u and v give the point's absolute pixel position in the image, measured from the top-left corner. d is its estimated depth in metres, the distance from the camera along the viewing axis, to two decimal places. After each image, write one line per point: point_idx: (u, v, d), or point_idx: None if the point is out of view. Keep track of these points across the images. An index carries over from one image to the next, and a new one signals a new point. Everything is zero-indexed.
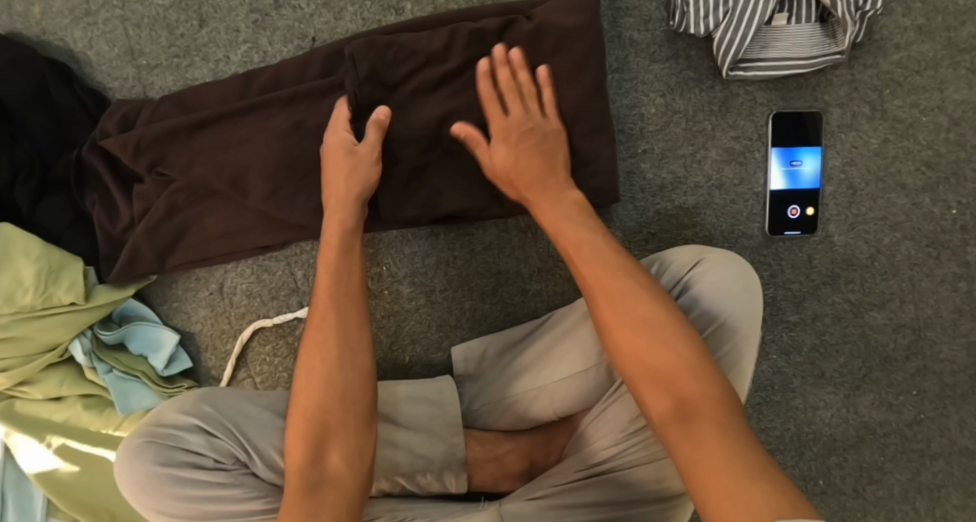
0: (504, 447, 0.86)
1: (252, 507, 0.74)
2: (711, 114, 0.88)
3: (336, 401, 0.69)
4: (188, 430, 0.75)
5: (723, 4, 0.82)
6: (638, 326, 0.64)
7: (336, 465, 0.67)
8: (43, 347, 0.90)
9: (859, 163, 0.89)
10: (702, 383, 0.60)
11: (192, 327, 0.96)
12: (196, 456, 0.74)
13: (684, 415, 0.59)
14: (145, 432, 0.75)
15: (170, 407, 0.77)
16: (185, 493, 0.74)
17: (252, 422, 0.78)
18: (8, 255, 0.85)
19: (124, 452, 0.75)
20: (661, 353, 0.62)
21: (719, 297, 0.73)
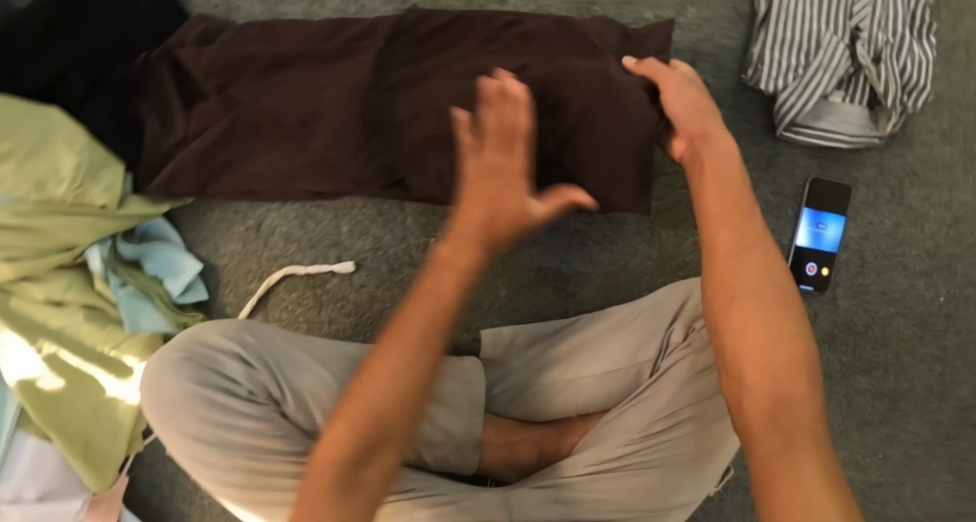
0: (517, 436, 0.88)
1: (274, 444, 0.76)
2: (758, 167, 0.95)
3: (396, 395, 0.58)
4: (229, 357, 0.79)
5: (794, 70, 0.89)
6: (772, 311, 0.62)
7: (372, 475, 0.58)
8: (60, 246, 0.86)
9: (872, 239, 0.97)
10: (808, 390, 0.59)
11: (217, 260, 0.93)
12: (233, 384, 0.78)
13: (781, 421, 0.57)
14: (184, 348, 0.78)
15: (212, 329, 0.80)
16: (215, 418, 0.76)
17: (289, 361, 0.82)
18: (50, 141, 0.82)
19: (160, 366, 0.78)
20: (781, 344, 0.60)
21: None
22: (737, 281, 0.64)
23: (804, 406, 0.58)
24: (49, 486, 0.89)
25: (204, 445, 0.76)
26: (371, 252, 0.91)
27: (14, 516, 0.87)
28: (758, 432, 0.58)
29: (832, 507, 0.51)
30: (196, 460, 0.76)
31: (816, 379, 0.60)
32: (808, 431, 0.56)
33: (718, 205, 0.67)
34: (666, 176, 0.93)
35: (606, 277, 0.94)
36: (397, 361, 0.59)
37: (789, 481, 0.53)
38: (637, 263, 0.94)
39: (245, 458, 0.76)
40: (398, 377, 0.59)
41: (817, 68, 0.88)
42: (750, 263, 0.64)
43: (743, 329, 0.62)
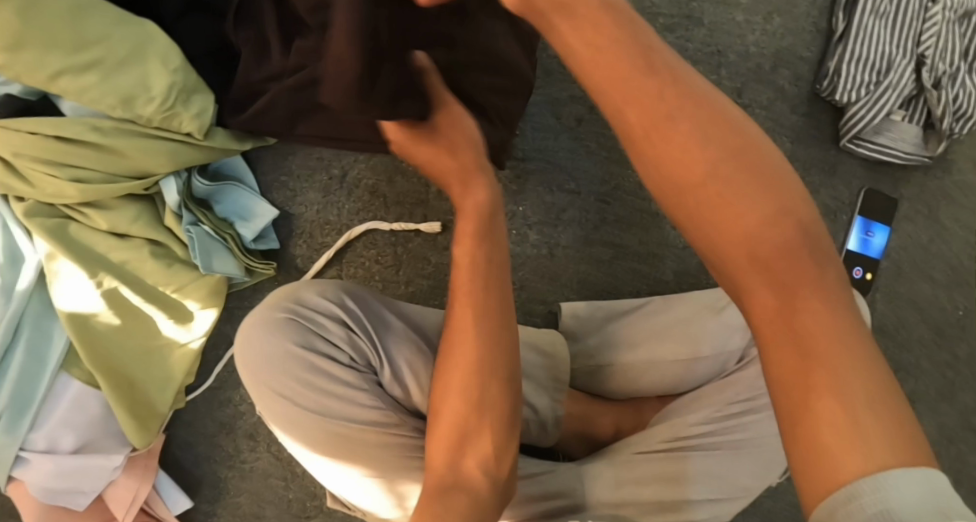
0: (595, 408, 0.89)
1: (372, 415, 0.73)
2: (821, 173, 0.98)
3: (472, 408, 0.67)
4: (329, 318, 0.74)
5: (867, 86, 0.93)
6: (749, 192, 0.46)
7: (470, 475, 0.66)
8: (134, 172, 0.79)
9: (908, 250, 1.03)
10: (832, 307, 0.43)
11: (293, 208, 0.88)
12: (332, 349, 0.73)
13: (800, 341, 0.43)
14: (286, 308, 0.74)
15: (314, 290, 0.76)
16: (313, 382, 0.72)
17: (387, 328, 0.76)
18: (144, 53, 0.76)
19: (260, 324, 0.74)
20: (772, 225, 0.45)
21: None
22: (686, 157, 0.47)
23: (819, 314, 0.43)
24: (89, 436, 0.80)
25: (305, 410, 0.73)
26: (457, 214, 0.88)
27: (47, 466, 0.78)
28: (788, 363, 0.43)
29: (893, 449, 0.39)
30: (295, 425, 0.73)
31: (844, 301, 0.44)
32: (845, 357, 0.42)
33: (593, 59, 0.48)
34: None
35: (679, 261, 0.93)
36: (464, 382, 0.67)
37: (847, 429, 0.40)
38: None
39: (346, 426, 0.72)
40: (471, 393, 0.67)
41: (887, 88, 0.92)
42: (683, 133, 0.47)
43: (710, 235, 0.46)
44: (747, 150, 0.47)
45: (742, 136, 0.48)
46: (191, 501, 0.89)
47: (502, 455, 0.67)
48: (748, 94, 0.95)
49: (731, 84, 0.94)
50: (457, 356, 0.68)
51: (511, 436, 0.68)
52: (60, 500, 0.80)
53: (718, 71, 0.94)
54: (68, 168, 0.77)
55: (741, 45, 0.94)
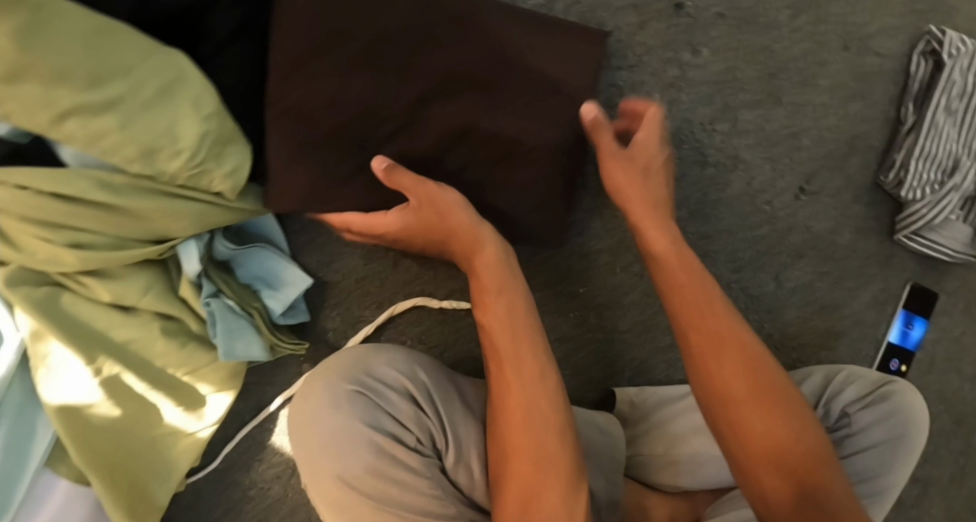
0: (650, 499, 0.80)
1: (437, 509, 0.62)
2: (877, 265, 0.95)
3: (545, 467, 0.61)
4: (398, 395, 0.65)
5: (932, 185, 0.90)
6: (764, 392, 0.63)
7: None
8: (149, 236, 0.65)
9: (942, 343, 1.03)
10: (796, 437, 0.62)
11: (328, 275, 0.76)
12: (400, 429, 0.64)
13: (808, 492, 0.60)
14: (353, 379, 0.64)
15: (378, 357, 0.67)
16: (378, 466, 0.62)
17: (459, 409, 0.67)
18: (172, 98, 0.62)
19: (323, 391, 0.64)
20: (749, 394, 0.63)
21: (899, 423, 0.79)
22: (723, 383, 0.64)
23: (761, 417, 0.62)
24: None
25: (363, 497, 0.62)
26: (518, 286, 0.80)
27: None
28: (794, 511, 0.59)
29: None
30: (346, 509, 0.62)
31: (791, 430, 0.62)
32: (829, 484, 0.60)
33: (675, 285, 0.69)
34: (803, 258, 0.91)
35: None
36: (523, 442, 0.62)
37: None
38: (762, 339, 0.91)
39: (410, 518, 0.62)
40: (533, 450, 0.62)
41: (950, 189, 0.90)
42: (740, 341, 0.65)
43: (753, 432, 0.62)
44: (751, 354, 0.65)
45: (725, 339, 0.65)
46: None
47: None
48: (817, 182, 0.90)
49: (802, 169, 0.89)
50: (514, 414, 0.63)
51: (581, 503, 0.61)
52: None
53: (792, 154, 0.88)
54: (66, 230, 0.62)
55: (818, 129, 0.89)
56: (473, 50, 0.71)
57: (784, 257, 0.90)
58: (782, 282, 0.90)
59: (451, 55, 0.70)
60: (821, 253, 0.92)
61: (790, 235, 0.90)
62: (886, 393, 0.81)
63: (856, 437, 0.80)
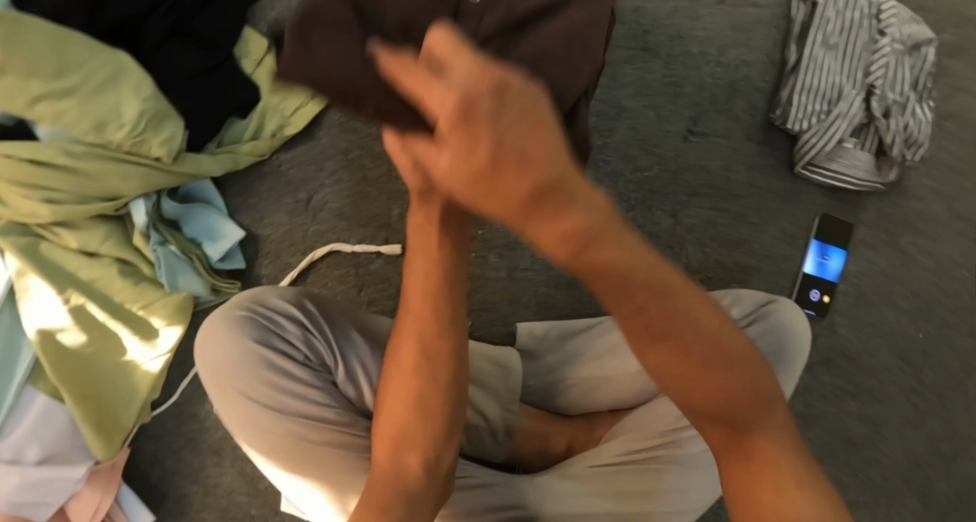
0: (552, 427, 0.90)
1: (324, 414, 0.73)
2: (780, 200, 1.03)
3: (429, 419, 0.65)
4: (288, 319, 0.74)
5: (816, 115, 0.99)
6: (709, 310, 0.52)
7: (411, 476, 0.64)
8: (104, 194, 0.82)
9: (867, 275, 1.07)
10: (744, 373, 0.53)
11: (260, 230, 0.91)
12: (289, 348, 0.74)
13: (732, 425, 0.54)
14: (247, 307, 0.74)
15: (274, 291, 0.76)
16: (270, 379, 0.72)
17: (345, 332, 0.76)
18: (118, 83, 0.80)
19: (221, 321, 0.73)
20: (709, 312, 0.52)
21: (779, 337, 0.86)
22: (693, 346, 0.51)
23: (718, 366, 0.53)
24: (54, 448, 0.82)
25: (259, 407, 0.72)
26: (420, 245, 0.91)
27: (11, 477, 0.80)
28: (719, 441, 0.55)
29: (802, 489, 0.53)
30: (248, 422, 0.72)
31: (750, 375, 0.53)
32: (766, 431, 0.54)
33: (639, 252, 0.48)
34: (698, 196, 1.00)
35: None
36: (404, 395, 0.66)
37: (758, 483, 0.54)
38: None
39: (302, 424, 0.72)
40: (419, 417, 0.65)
41: (837, 116, 0.98)
42: (702, 311, 0.51)
43: (713, 394, 0.53)
44: (718, 309, 0.53)
45: (669, 281, 0.49)
46: (152, 515, 0.91)
47: (444, 453, 0.66)
48: (703, 124, 1.00)
49: (687, 113, 0.99)
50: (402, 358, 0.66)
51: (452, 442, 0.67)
52: (23, 510, 0.82)
53: (674, 101, 0.99)
54: (40, 190, 0.80)
55: (697, 76, 1.00)
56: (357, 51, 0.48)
57: (678, 195, 0.99)
58: (680, 219, 0.99)
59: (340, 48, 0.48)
60: (718, 191, 1.00)
61: (681, 174, 0.99)
62: (764, 311, 0.89)
63: None
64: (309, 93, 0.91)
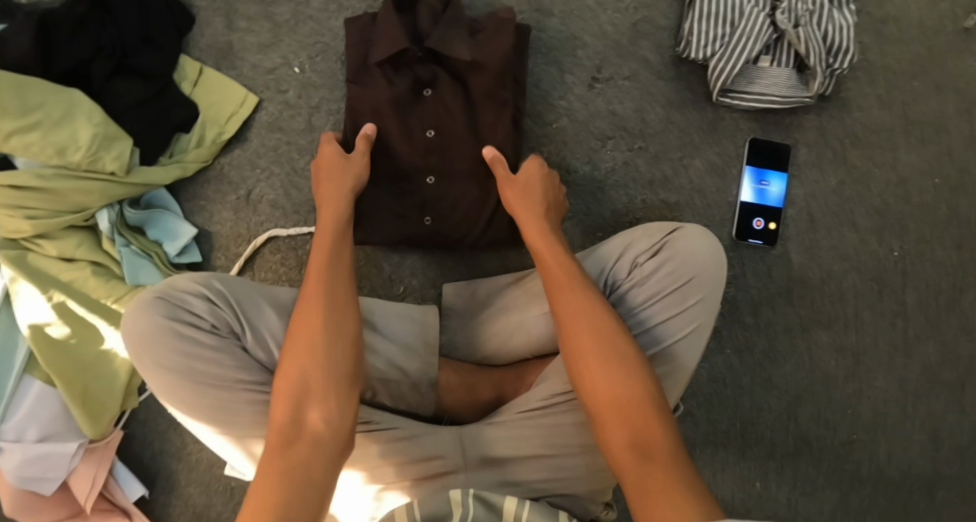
0: (478, 376, 0.95)
1: (235, 375, 0.84)
2: (701, 131, 1.03)
3: (332, 384, 0.75)
4: (194, 296, 0.85)
5: (720, 39, 0.99)
6: (599, 310, 0.78)
7: (313, 428, 0.72)
8: (73, 208, 0.98)
9: (817, 198, 1.03)
10: (636, 375, 0.74)
11: (211, 227, 1.04)
12: (196, 320, 0.84)
13: (632, 426, 0.70)
14: (158, 290, 0.85)
15: (184, 274, 0.87)
16: (181, 348, 0.83)
17: (251, 303, 0.87)
18: (73, 115, 0.96)
19: (138, 304, 0.85)
20: (595, 314, 0.78)
21: (686, 264, 0.90)
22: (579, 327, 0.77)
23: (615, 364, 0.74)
24: (50, 429, 0.97)
25: (175, 374, 0.83)
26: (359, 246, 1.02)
27: (15, 455, 0.95)
28: (618, 440, 0.70)
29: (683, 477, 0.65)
30: (170, 389, 0.84)
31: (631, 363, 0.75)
32: (645, 413, 0.71)
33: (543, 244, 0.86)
34: (613, 140, 1.02)
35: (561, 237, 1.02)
36: (302, 364, 0.76)
37: (646, 478, 0.66)
38: (591, 221, 1.02)
39: (215, 386, 0.83)
40: (320, 380, 0.75)
41: (741, 36, 0.98)
42: (594, 303, 0.79)
43: (591, 366, 0.75)
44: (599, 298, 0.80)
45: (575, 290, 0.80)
46: (143, 488, 1.04)
47: (342, 414, 0.74)
48: (607, 70, 1.03)
49: (590, 63, 1.03)
50: (304, 324, 0.78)
51: (350, 402, 0.75)
52: (30, 484, 0.96)
53: (575, 52, 1.03)
54: (22, 209, 0.95)
55: (595, 26, 1.04)
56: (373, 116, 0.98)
57: (592, 142, 1.02)
58: (597, 165, 1.02)
59: (374, 115, 0.98)
60: (632, 131, 1.02)
61: (594, 121, 1.03)
62: (670, 239, 0.92)
63: (652, 282, 0.90)
64: (239, 101, 1.03)
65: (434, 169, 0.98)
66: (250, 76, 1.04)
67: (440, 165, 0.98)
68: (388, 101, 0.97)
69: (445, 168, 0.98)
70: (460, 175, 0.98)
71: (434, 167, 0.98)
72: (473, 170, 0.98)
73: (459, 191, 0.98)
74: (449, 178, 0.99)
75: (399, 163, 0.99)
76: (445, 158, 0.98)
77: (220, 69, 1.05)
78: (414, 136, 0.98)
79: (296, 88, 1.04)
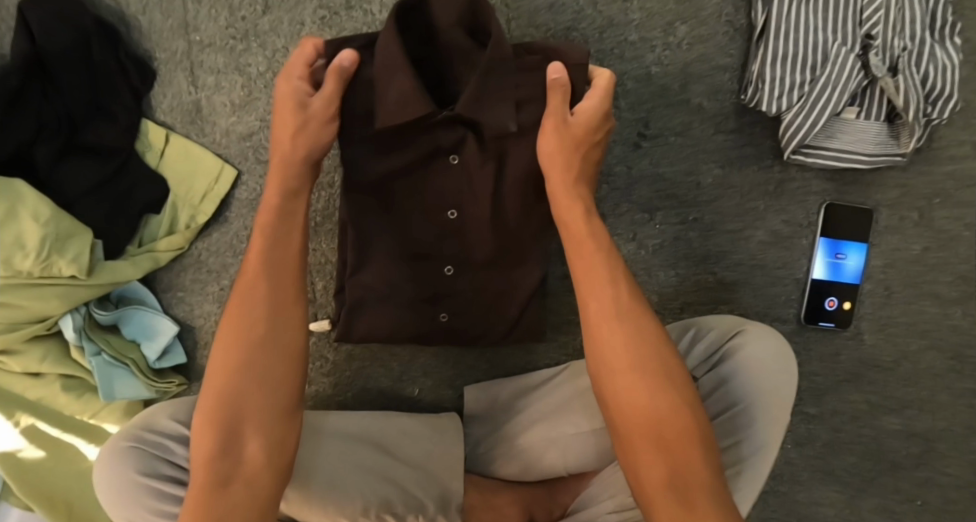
0: (504, 497, 0.82)
1: None
2: (766, 195, 0.87)
3: (276, 402, 0.64)
4: (175, 441, 0.74)
5: (799, 88, 0.81)
6: (627, 310, 0.66)
7: (254, 462, 0.63)
8: (34, 318, 0.83)
9: (898, 267, 0.89)
10: (669, 391, 0.63)
11: (193, 322, 0.91)
12: (180, 470, 0.72)
13: (672, 473, 0.60)
14: (131, 436, 0.72)
15: (161, 413, 0.75)
16: (164, 508, 0.70)
17: None
18: (14, 213, 0.79)
19: (107, 455, 0.72)
20: (624, 313, 0.66)
21: (750, 376, 0.74)
22: (603, 323, 0.65)
23: (637, 377, 0.63)
24: None
25: None
26: (350, 335, 0.84)
27: None
28: (651, 488, 0.60)
29: None
30: None
31: (659, 373, 0.64)
32: (677, 437, 0.61)
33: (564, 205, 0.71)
34: (661, 212, 0.87)
35: None
36: (243, 376, 0.64)
37: None
38: None
39: None
40: (261, 399, 0.64)
41: (824, 85, 0.80)
42: (618, 298, 0.66)
43: (611, 371, 0.64)
44: (625, 293, 0.67)
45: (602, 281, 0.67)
46: None
47: (286, 440, 0.65)
48: (655, 123, 0.86)
49: (632, 115, 0.86)
50: (252, 324, 0.65)
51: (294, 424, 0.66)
52: None
53: (615, 102, 0.86)
54: None
55: (639, 68, 0.85)
56: (378, 182, 0.79)
57: (635, 215, 0.87)
58: (642, 242, 0.87)
59: (378, 178, 0.78)
60: (682, 200, 0.87)
61: (637, 187, 0.86)
62: (731, 346, 0.77)
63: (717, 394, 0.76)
64: (213, 175, 0.87)
65: (448, 257, 0.82)
66: (222, 143, 0.88)
67: (456, 252, 0.82)
68: (400, 166, 0.78)
69: (460, 256, 0.82)
70: (478, 265, 0.83)
71: (448, 255, 0.82)
72: (492, 258, 0.83)
73: (477, 284, 0.83)
74: (466, 268, 0.83)
75: (403, 243, 0.81)
76: (461, 244, 0.82)
77: (187, 135, 0.88)
78: (426, 211, 0.80)
79: None
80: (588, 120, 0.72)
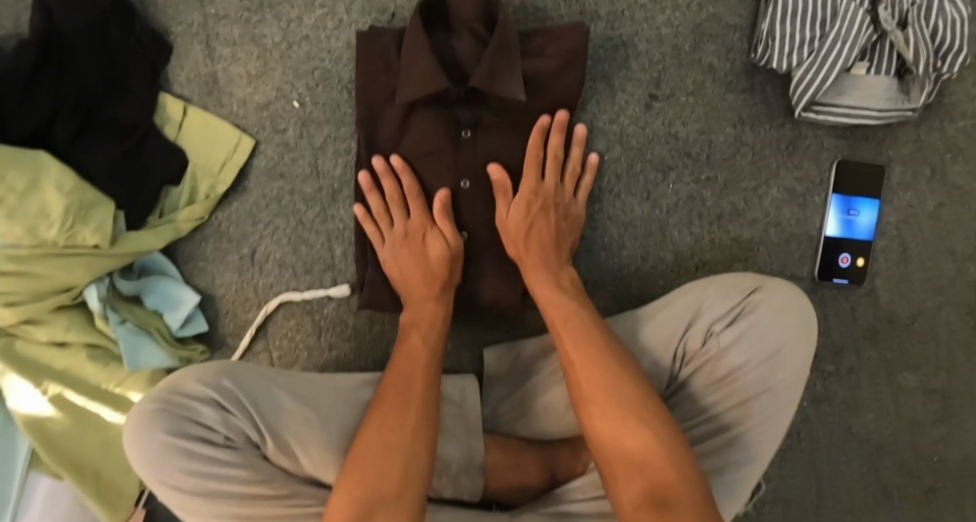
0: (526, 455, 0.83)
1: (256, 491, 0.73)
2: (778, 152, 0.88)
3: (425, 427, 0.72)
4: (203, 403, 0.74)
5: (809, 44, 0.81)
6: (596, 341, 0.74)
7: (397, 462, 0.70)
8: (59, 287, 0.85)
9: (911, 223, 0.90)
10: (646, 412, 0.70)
11: (215, 291, 0.92)
12: (207, 431, 0.73)
13: (657, 493, 0.66)
14: (159, 400, 0.74)
15: (188, 376, 0.76)
16: (194, 468, 0.72)
17: (271, 405, 0.77)
18: (38, 183, 0.80)
19: (135, 417, 0.74)
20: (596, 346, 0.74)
21: (777, 328, 0.75)
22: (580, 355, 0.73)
23: (625, 402, 0.71)
24: None
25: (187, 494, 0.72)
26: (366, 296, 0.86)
27: None
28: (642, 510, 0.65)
29: None
30: (187, 510, 0.73)
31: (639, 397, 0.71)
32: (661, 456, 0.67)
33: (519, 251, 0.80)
34: (675, 170, 0.87)
35: (616, 283, 0.89)
36: (390, 411, 0.72)
37: None
38: (649, 268, 0.88)
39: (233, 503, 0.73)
40: (379, 426, 0.72)
41: (834, 40, 0.80)
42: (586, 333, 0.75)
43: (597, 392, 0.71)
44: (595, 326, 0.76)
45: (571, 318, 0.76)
46: None
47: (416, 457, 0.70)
48: (667, 84, 0.87)
49: (645, 76, 0.86)
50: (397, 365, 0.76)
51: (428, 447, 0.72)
52: None
53: (627, 63, 0.86)
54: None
55: (649, 29, 0.86)
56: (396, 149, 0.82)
57: (650, 175, 0.87)
58: (657, 201, 0.88)
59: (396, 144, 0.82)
60: (697, 159, 0.87)
61: (652, 147, 0.87)
62: (754, 301, 0.77)
63: (738, 351, 0.76)
64: (231, 146, 0.89)
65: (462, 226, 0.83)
66: (239, 113, 0.90)
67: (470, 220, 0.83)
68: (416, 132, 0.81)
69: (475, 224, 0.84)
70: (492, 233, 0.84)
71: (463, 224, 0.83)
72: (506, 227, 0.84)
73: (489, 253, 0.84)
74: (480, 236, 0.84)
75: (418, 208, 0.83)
76: (475, 212, 0.83)
77: (205, 106, 0.90)
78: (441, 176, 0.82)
79: (296, 125, 0.89)
80: (519, 217, 0.80)
